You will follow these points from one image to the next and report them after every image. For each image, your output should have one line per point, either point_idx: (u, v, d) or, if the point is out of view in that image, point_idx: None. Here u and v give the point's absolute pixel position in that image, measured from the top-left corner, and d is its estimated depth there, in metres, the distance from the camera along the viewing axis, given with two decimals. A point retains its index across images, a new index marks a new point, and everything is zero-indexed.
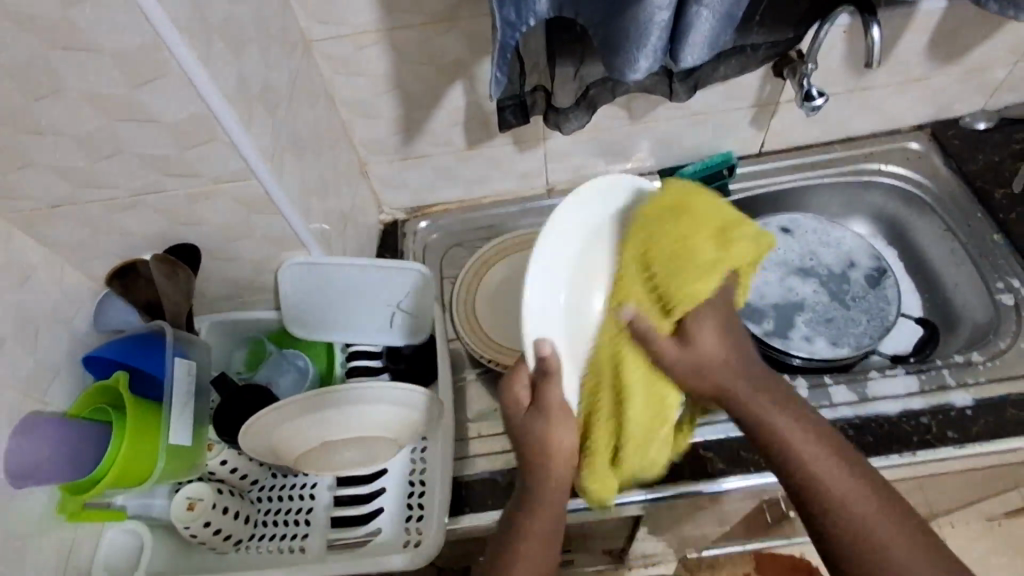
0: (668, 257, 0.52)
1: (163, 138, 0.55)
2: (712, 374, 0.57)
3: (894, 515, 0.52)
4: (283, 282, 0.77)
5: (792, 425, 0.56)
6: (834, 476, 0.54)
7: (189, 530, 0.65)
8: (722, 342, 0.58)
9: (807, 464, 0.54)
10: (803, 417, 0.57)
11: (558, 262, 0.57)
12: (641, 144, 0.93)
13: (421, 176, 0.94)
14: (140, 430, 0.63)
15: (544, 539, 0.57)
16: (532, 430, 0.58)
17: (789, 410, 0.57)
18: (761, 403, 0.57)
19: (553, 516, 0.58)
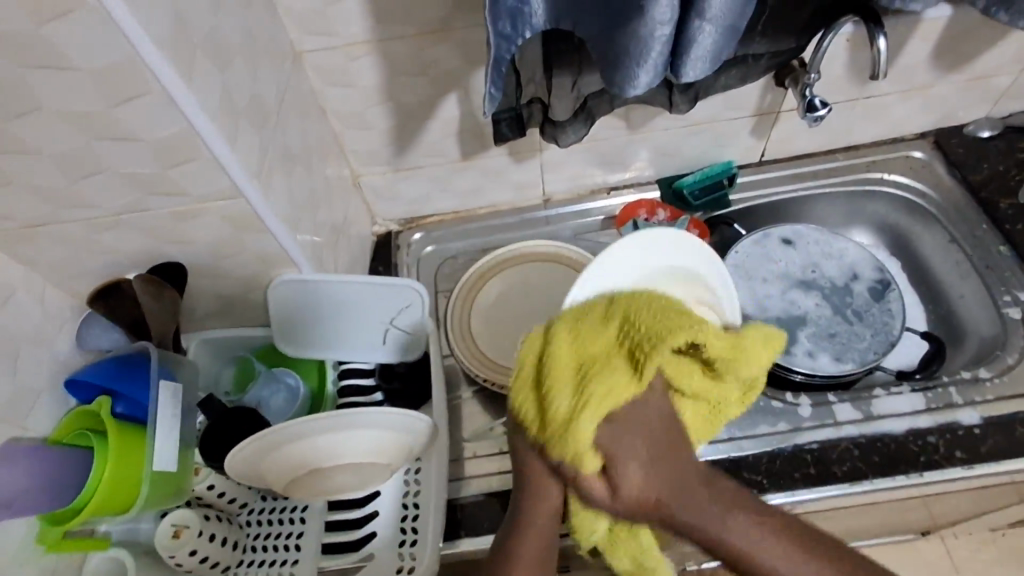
0: (581, 369, 0.47)
1: (145, 158, 0.53)
2: (650, 503, 0.51)
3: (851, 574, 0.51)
4: (271, 301, 0.74)
5: (738, 531, 0.52)
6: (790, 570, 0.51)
7: (174, 559, 0.63)
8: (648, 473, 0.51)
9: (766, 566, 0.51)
10: (748, 518, 0.52)
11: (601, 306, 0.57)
12: (639, 154, 0.91)
13: (413, 188, 0.92)
14: (122, 458, 0.61)
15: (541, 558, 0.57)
16: (539, 453, 0.54)
17: (737, 516, 0.52)
18: (702, 520, 0.52)
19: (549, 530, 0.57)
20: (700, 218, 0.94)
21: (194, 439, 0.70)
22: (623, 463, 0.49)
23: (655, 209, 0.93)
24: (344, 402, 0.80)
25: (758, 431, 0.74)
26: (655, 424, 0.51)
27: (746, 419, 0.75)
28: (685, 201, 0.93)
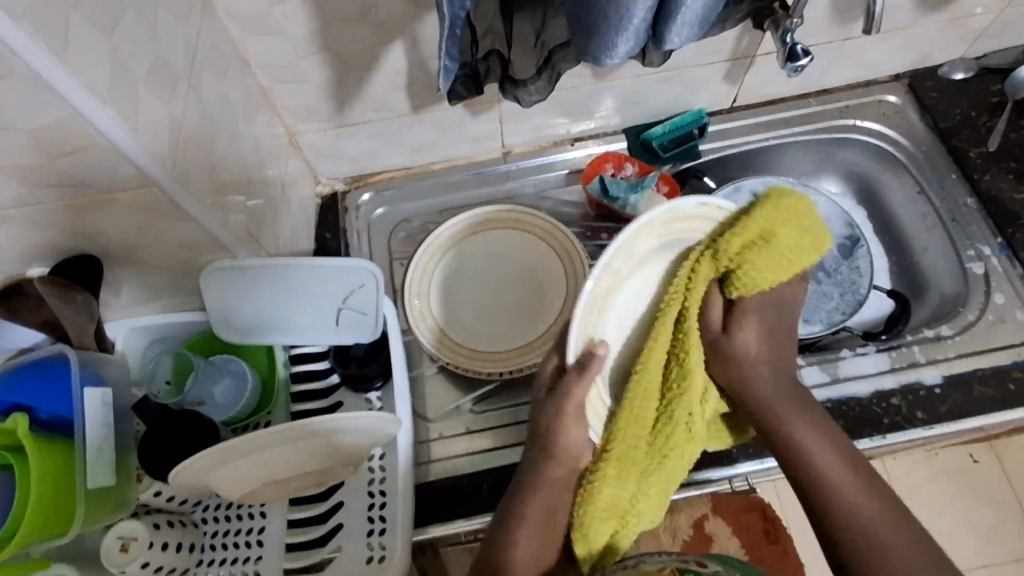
0: (769, 261, 0.62)
1: (23, 150, 0.44)
2: (745, 369, 0.65)
3: (847, 459, 0.62)
4: (208, 297, 0.67)
5: (804, 423, 0.63)
6: (818, 447, 0.62)
7: (126, 573, 0.61)
8: (757, 342, 0.66)
9: (816, 459, 0.62)
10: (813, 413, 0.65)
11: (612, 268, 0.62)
12: (605, 102, 0.84)
13: (358, 144, 0.83)
14: (55, 477, 0.56)
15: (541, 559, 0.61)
16: (546, 432, 0.63)
17: (801, 407, 0.65)
18: (787, 409, 0.64)
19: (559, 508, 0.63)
20: (668, 171, 0.89)
21: (131, 443, 0.66)
22: (745, 323, 0.65)
23: (623, 163, 0.86)
24: (299, 389, 0.77)
25: None
26: (762, 330, 0.67)
27: None
28: (654, 153, 0.88)
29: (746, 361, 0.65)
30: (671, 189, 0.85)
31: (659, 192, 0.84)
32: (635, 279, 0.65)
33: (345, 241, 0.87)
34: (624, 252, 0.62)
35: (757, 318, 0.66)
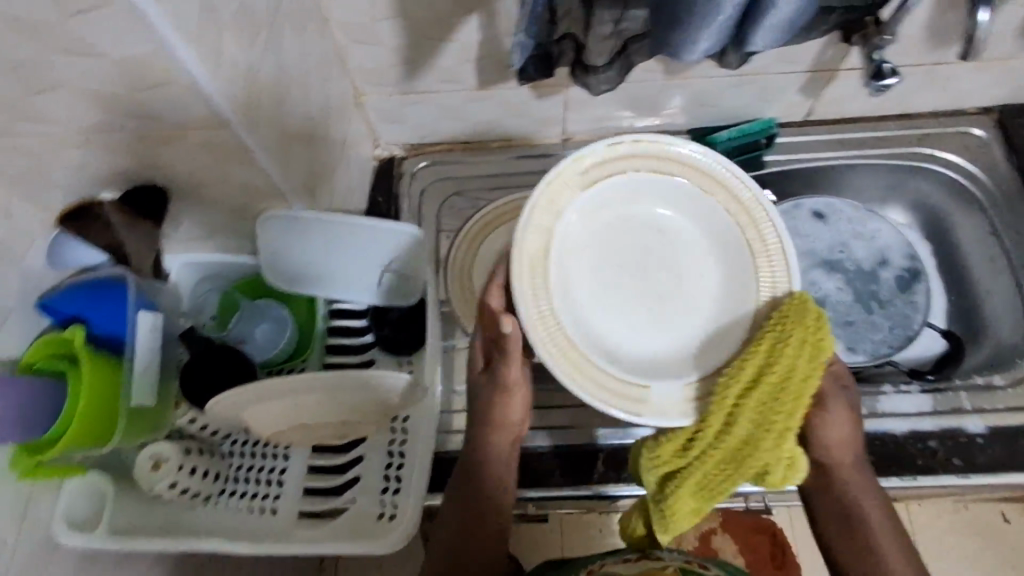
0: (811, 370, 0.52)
1: (110, 76, 0.46)
2: (841, 435, 0.58)
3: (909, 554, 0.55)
4: (261, 242, 0.69)
5: (873, 505, 0.57)
6: (881, 531, 0.56)
7: (155, 490, 0.65)
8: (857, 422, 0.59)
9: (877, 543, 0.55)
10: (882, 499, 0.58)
11: (544, 218, 0.54)
12: (672, 100, 0.82)
13: (420, 113, 0.84)
14: (101, 389, 0.59)
15: (490, 522, 0.63)
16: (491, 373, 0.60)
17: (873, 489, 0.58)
18: (862, 484, 0.57)
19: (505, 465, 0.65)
20: None
21: (174, 370, 0.69)
22: (845, 395, 0.58)
23: None
24: (333, 343, 0.78)
25: None
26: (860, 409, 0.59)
27: None
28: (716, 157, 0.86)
29: (844, 430, 0.58)
30: None
31: None
32: (580, 231, 0.57)
33: (397, 205, 0.89)
34: (546, 205, 0.54)
35: (852, 399, 0.59)
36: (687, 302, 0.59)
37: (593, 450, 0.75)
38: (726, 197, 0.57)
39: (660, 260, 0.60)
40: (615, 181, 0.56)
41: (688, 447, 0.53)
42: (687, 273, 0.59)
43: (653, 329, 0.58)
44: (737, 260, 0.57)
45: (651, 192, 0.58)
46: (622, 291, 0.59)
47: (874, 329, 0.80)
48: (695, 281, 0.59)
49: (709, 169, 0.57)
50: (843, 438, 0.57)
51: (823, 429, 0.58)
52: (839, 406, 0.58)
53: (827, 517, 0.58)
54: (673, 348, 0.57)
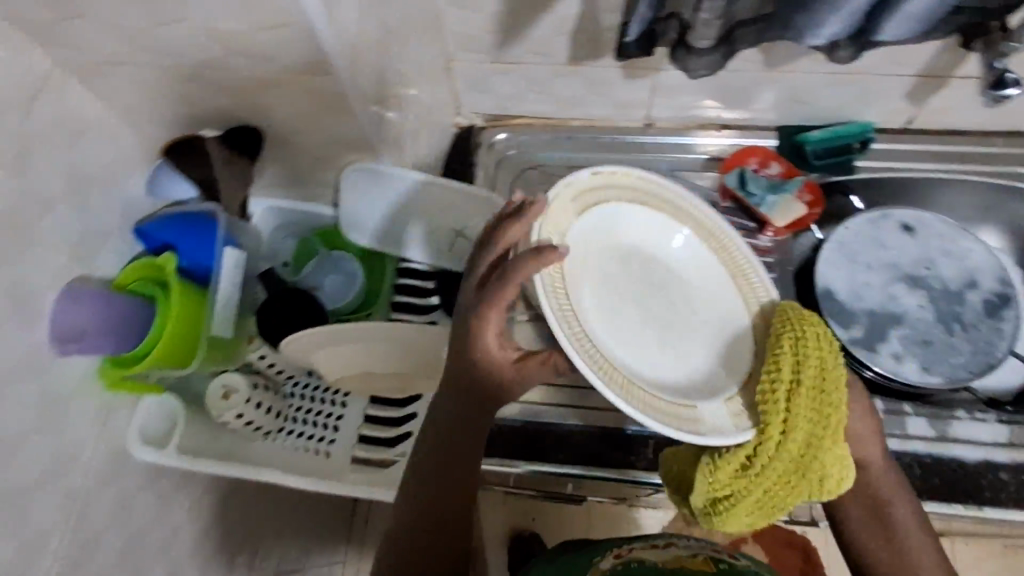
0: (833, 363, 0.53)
1: (233, 14, 0.48)
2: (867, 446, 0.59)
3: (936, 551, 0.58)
4: (344, 195, 0.72)
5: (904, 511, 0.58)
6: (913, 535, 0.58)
7: (223, 417, 0.69)
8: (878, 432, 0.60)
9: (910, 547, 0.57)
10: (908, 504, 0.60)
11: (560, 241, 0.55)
12: (765, 94, 0.80)
13: (507, 85, 0.84)
14: (186, 316, 0.63)
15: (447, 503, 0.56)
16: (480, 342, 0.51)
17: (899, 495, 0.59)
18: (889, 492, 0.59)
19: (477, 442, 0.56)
20: (813, 180, 0.83)
21: (251, 307, 0.73)
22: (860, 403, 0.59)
23: (768, 160, 0.83)
24: (398, 302, 0.78)
25: None
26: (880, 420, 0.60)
27: None
28: (804, 157, 0.83)
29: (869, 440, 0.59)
30: (813, 199, 0.81)
31: (799, 200, 0.81)
32: (581, 256, 0.57)
33: (472, 174, 0.89)
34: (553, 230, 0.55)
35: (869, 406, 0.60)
36: (688, 334, 0.61)
37: (645, 438, 0.76)
38: (695, 227, 0.64)
39: (654, 295, 0.62)
40: (606, 215, 0.60)
41: (748, 460, 0.52)
42: (681, 309, 0.62)
43: (666, 360, 0.59)
44: (720, 289, 0.63)
45: (637, 228, 0.63)
46: (631, 326, 0.59)
47: (954, 352, 0.75)
48: (690, 315, 0.62)
49: (678, 203, 0.64)
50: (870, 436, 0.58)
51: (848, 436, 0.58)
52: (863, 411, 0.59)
53: (853, 524, 0.59)
54: (688, 375, 0.58)
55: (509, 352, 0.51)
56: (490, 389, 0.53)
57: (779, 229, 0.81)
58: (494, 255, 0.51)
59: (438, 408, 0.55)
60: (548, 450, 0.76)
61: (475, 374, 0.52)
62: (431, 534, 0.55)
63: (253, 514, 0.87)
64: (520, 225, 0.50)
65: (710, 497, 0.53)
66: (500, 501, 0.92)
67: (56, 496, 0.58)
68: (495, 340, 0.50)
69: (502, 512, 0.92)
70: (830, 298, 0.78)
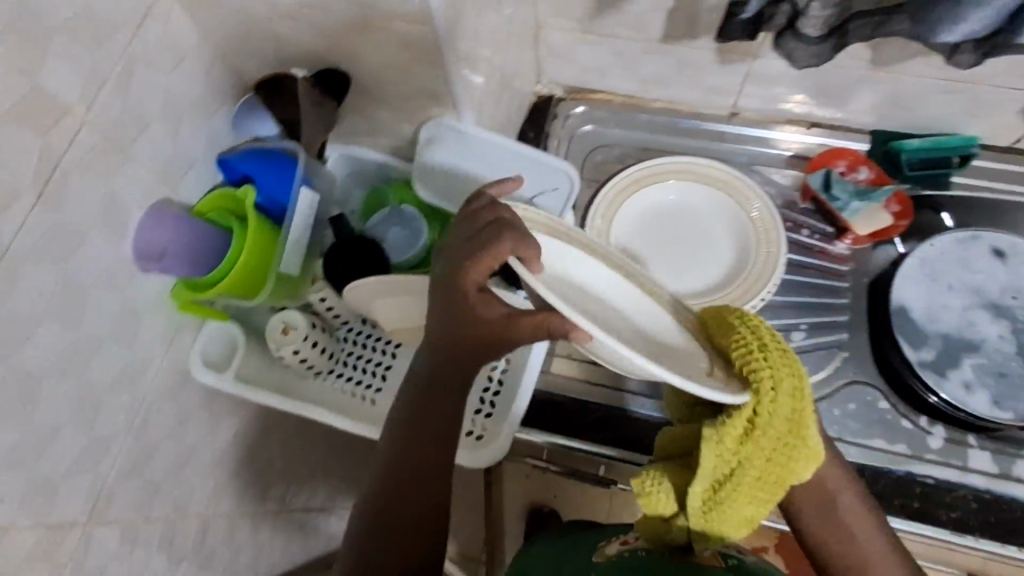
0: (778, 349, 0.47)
1: None
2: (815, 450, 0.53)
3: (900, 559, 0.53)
4: (422, 147, 0.72)
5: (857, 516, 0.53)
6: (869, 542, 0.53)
7: (280, 351, 0.71)
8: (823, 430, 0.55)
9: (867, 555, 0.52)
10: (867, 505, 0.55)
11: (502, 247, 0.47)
12: (865, 95, 0.75)
13: (592, 56, 0.82)
14: (258, 251, 0.66)
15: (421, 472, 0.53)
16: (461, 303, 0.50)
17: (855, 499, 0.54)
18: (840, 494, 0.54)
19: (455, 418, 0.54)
20: (904, 191, 0.79)
21: (318, 250, 0.75)
22: None
23: (857, 165, 0.79)
24: None
25: (871, 442, 0.71)
26: None
27: (861, 425, 0.72)
28: (897, 165, 0.79)
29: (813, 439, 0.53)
30: (902, 210, 0.78)
31: (886, 209, 0.77)
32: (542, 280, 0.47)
33: (544, 145, 0.88)
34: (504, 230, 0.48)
35: None
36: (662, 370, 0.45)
37: None
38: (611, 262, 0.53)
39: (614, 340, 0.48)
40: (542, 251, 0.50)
41: (750, 433, 0.43)
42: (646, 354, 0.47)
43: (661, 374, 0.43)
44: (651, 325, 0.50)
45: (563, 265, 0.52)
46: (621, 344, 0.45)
47: None
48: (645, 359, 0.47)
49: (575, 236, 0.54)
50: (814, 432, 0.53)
51: None
52: None
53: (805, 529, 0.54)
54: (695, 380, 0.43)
55: (495, 308, 0.49)
56: (471, 352, 0.51)
57: (859, 237, 0.77)
58: (466, 222, 0.51)
59: (417, 373, 0.54)
60: (588, 429, 0.76)
61: (460, 332, 0.50)
62: (404, 509, 0.52)
63: (296, 450, 0.91)
64: (492, 205, 0.51)
65: (700, 504, 0.45)
66: (522, 474, 0.93)
67: (122, 404, 0.61)
68: (479, 294, 0.49)
69: (522, 485, 0.93)
70: (902, 315, 0.74)
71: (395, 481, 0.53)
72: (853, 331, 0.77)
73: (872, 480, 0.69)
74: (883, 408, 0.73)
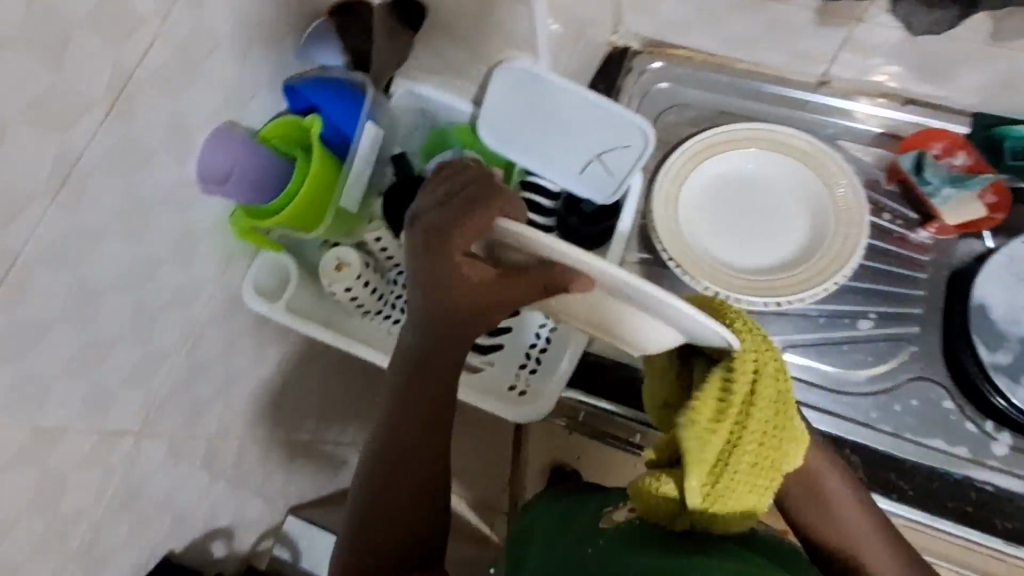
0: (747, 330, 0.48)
1: None
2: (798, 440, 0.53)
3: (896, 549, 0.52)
4: (490, 93, 0.69)
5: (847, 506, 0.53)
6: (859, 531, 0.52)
7: (332, 286, 0.71)
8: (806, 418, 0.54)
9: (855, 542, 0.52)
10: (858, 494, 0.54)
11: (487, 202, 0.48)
12: (975, 72, 0.69)
13: (675, 8, 0.75)
14: (319, 183, 0.65)
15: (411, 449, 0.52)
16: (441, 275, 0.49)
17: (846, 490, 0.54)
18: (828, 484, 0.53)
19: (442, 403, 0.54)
20: (1001, 182, 0.72)
21: (377, 188, 0.73)
22: None
23: (953, 149, 0.74)
24: None
25: (930, 442, 0.69)
26: None
27: (923, 424, 0.70)
28: (998, 152, 0.72)
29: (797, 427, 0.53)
30: (995, 203, 0.73)
31: (980, 199, 0.73)
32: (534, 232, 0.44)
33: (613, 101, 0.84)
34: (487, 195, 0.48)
35: None
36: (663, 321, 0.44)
37: None
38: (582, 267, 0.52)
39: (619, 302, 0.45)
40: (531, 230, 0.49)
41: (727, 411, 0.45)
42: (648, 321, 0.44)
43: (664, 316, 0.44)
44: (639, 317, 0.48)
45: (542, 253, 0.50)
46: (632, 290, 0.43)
47: None
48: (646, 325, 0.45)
49: None
50: None
51: None
52: None
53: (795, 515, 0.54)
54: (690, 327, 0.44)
55: (482, 270, 0.49)
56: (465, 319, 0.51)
57: (945, 227, 0.74)
58: (438, 185, 0.51)
59: (407, 354, 0.54)
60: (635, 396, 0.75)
61: (451, 304, 0.51)
62: (404, 490, 0.52)
63: (339, 388, 0.91)
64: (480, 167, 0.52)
65: (701, 499, 0.45)
66: (548, 432, 0.90)
67: (178, 324, 0.62)
68: (464, 259, 0.49)
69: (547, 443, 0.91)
70: (981, 315, 0.70)
71: (391, 459, 0.52)
72: (925, 326, 0.73)
73: (925, 480, 0.67)
74: (947, 409, 0.70)
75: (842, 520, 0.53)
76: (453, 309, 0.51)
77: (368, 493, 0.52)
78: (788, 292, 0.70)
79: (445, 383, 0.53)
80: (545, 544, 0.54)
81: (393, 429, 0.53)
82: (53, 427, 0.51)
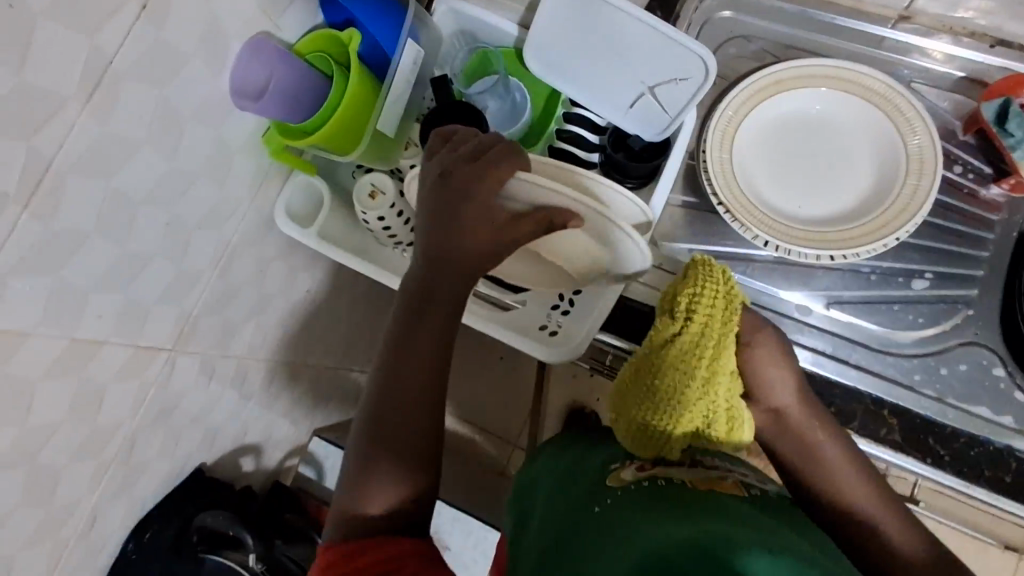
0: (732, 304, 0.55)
1: None
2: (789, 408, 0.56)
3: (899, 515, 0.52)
4: (541, 12, 0.65)
5: (841, 464, 0.54)
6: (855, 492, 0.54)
7: (366, 215, 0.68)
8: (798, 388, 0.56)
9: (852, 504, 0.53)
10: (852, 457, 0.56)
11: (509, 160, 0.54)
12: None
13: None
14: (355, 103, 0.62)
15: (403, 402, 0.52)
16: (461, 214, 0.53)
17: (841, 456, 0.55)
18: (822, 451, 0.55)
19: (439, 347, 0.53)
20: None
21: (416, 110, 0.71)
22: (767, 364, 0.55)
23: None
24: (559, 148, 0.72)
25: (974, 408, 0.68)
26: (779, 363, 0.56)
27: (968, 389, 0.69)
28: None
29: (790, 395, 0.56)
30: None
31: None
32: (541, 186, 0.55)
33: None
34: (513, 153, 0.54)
35: (766, 353, 0.56)
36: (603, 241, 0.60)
37: None
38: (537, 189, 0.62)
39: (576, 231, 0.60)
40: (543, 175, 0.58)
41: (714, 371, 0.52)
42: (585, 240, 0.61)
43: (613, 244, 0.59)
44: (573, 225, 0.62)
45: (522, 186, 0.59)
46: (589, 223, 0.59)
47: None
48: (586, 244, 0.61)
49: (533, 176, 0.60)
50: (784, 384, 0.56)
51: (763, 384, 0.56)
52: (769, 357, 0.56)
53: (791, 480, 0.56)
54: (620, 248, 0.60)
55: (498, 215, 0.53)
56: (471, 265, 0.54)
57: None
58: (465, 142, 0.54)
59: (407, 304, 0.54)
60: None
61: (457, 243, 0.53)
62: (402, 441, 0.52)
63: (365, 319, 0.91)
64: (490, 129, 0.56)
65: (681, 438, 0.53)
66: (569, 373, 0.90)
67: (210, 243, 0.61)
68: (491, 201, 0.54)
69: (567, 384, 0.90)
70: None
71: (386, 412, 0.52)
72: (983, 289, 0.70)
73: (964, 446, 0.67)
74: (995, 375, 0.69)
75: (837, 482, 0.54)
76: (461, 251, 0.53)
77: (365, 446, 0.52)
78: (843, 246, 0.66)
79: (434, 341, 0.53)
80: (552, 497, 0.55)
81: (386, 385, 0.52)
82: (92, 338, 0.51)
